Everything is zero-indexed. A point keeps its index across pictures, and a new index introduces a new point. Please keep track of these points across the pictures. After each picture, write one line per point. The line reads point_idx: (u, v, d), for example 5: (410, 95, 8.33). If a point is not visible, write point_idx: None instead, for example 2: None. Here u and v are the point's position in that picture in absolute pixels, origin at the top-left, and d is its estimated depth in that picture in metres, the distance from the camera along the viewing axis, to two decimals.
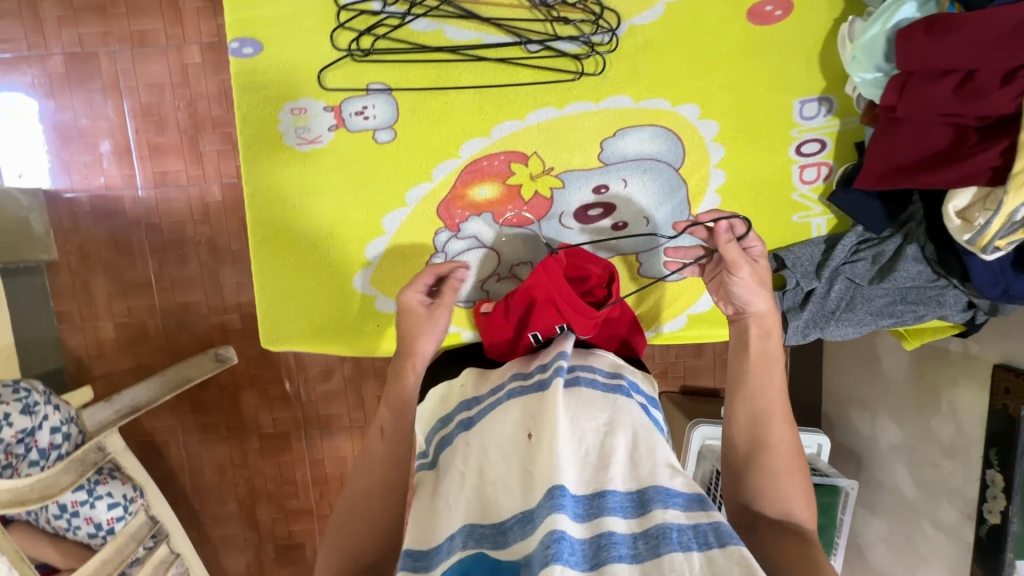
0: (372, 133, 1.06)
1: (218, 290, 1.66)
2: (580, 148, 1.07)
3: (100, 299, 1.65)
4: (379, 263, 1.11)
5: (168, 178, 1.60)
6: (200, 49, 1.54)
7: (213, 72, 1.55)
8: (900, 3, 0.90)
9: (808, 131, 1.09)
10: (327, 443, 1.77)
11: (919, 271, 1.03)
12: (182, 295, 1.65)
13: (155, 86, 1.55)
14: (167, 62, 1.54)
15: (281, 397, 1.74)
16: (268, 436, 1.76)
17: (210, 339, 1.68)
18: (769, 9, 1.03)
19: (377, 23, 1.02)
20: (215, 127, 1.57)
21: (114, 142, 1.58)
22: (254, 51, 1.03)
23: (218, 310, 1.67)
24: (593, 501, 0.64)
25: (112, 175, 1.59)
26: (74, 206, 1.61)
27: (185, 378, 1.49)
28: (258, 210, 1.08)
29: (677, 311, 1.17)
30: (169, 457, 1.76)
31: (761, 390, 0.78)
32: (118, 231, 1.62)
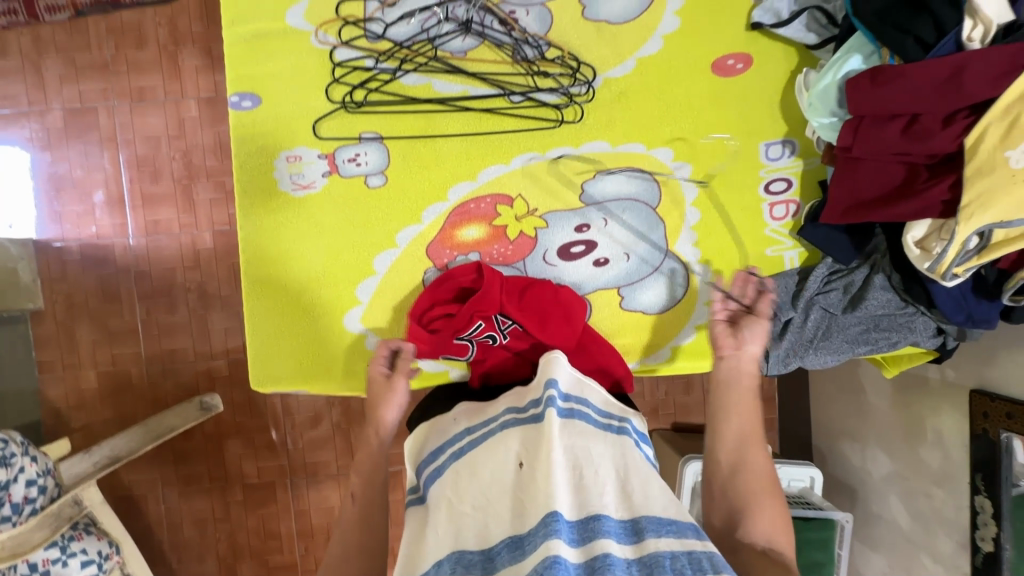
0: (364, 178, 1.11)
1: (206, 337, 1.66)
2: (561, 190, 1.13)
3: (84, 348, 1.64)
4: (368, 303, 1.13)
5: (160, 226, 1.63)
6: (197, 103, 1.61)
7: (209, 125, 1.62)
8: (847, 56, 1.00)
9: (774, 171, 1.16)
10: (313, 493, 1.72)
11: (888, 299, 1.09)
12: (169, 342, 1.65)
13: (152, 138, 1.61)
14: (164, 116, 1.61)
15: (267, 445, 1.71)
16: (251, 486, 1.71)
17: (195, 386, 1.67)
18: (731, 63, 1.13)
19: (369, 78, 1.09)
20: (209, 176, 1.63)
21: (108, 192, 1.62)
22: (252, 105, 1.09)
23: (205, 356, 1.66)
24: (585, 528, 0.63)
25: (104, 225, 1.62)
26: (63, 254, 1.62)
27: (168, 428, 1.46)
28: (252, 255, 1.11)
29: (659, 343, 1.19)
30: (148, 512, 1.70)
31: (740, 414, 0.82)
32: (107, 279, 1.63)
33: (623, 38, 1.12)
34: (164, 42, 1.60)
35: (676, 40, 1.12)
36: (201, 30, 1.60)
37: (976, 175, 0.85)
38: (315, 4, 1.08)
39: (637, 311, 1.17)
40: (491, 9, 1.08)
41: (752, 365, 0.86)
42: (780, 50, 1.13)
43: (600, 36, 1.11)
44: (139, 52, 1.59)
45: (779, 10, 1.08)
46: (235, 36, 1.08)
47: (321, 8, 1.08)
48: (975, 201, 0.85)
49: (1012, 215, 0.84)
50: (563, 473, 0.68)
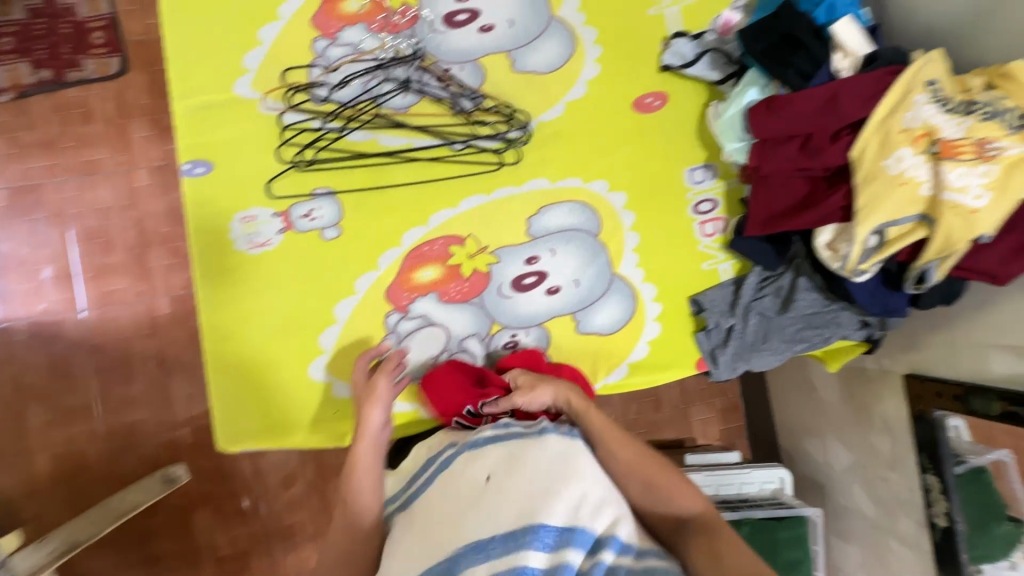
0: (318, 232, 1.15)
1: (168, 405, 1.63)
2: (509, 227, 1.21)
3: (35, 432, 1.57)
4: (333, 351, 1.15)
5: (114, 296, 1.62)
6: (149, 172, 1.65)
7: (161, 193, 1.65)
8: (745, 89, 1.14)
9: (700, 193, 1.27)
10: (291, 557, 1.68)
11: (814, 299, 1.18)
12: (129, 415, 1.61)
13: (102, 210, 1.62)
14: (115, 188, 1.63)
15: (238, 513, 1.66)
16: (224, 559, 1.65)
17: (158, 458, 1.62)
18: (650, 101, 1.26)
19: (317, 137, 1.15)
20: (163, 243, 1.65)
21: (58, 267, 1.60)
22: (205, 170, 1.13)
23: (168, 426, 1.63)
24: (520, 535, 0.74)
25: (53, 300, 1.59)
26: (9, 334, 1.58)
27: (131, 505, 1.42)
28: (211, 315, 1.12)
29: (617, 361, 1.25)
30: None
31: (592, 425, 0.90)
32: (59, 355, 1.59)
33: (551, 86, 1.23)
34: (112, 117, 1.63)
35: (598, 85, 1.25)
36: (149, 104, 1.66)
37: (864, 182, 0.98)
38: (261, 73, 1.15)
39: (592, 332, 1.23)
40: (428, 68, 1.18)
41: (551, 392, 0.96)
42: (690, 87, 1.26)
43: (530, 85, 1.23)
44: (86, 126, 1.62)
45: (683, 52, 1.23)
46: (186, 107, 1.13)
47: (268, 77, 1.15)
48: (868, 204, 0.97)
49: (901, 214, 0.96)
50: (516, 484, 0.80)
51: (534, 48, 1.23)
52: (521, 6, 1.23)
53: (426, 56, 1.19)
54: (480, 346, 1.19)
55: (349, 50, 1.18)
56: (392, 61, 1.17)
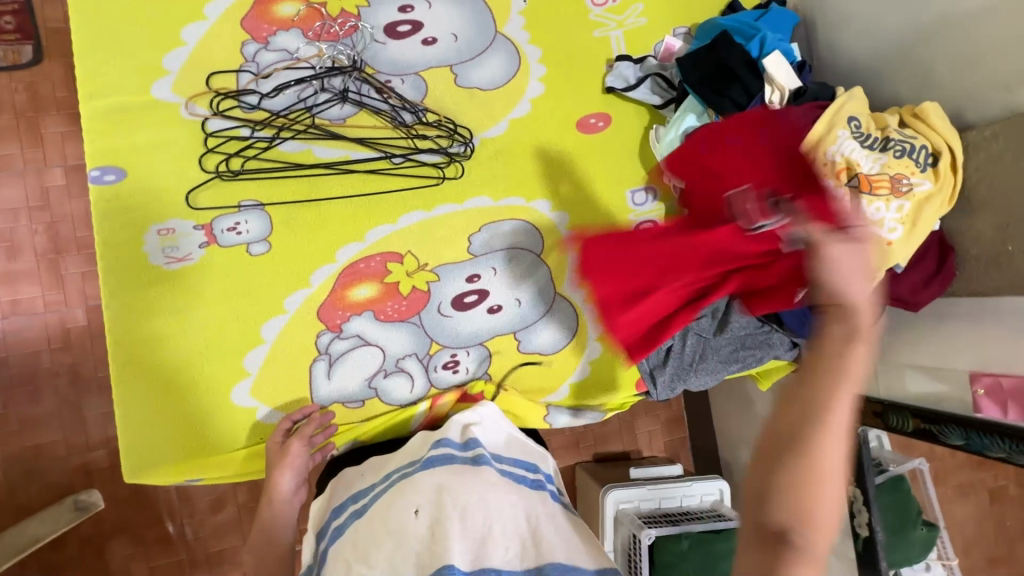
0: (245, 246, 1.08)
1: (78, 425, 1.60)
2: (449, 244, 1.18)
3: None
4: (258, 374, 1.07)
5: (19, 306, 1.57)
6: (64, 171, 1.62)
7: (76, 194, 1.63)
8: (684, 115, 1.16)
9: (642, 214, 1.27)
10: None
11: (749, 320, 1.21)
12: (33, 438, 1.56)
13: (9, 212, 1.57)
14: (23, 187, 1.58)
15: (159, 540, 1.60)
16: None
17: (67, 484, 1.58)
18: (593, 122, 1.26)
19: (246, 147, 1.09)
20: (79, 248, 1.62)
21: None
22: (116, 178, 1.04)
23: (79, 449, 1.59)
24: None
25: None
26: None
27: (35, 536, 1.44)
28: (119, 335, 1.02)
29: (558, 384, 1.23)
30: None
31: (817, 388, 0.67)
32: None
33: (495, 102, 1.22)
34: (22, 110, 1.59)
35: (542, 103, 1.24)
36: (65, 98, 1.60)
37: None
38: (183, 76, 1.07)
39: (533, 353, 1.21)
40: (367, 79, 1.14)
41: (863, 292, 0.71)
42: (633, 110, 1.28)
43: (473, 100, 1.20)
44: None
45: (626, 75, 1.24)
46: (95, 110, 1.04)
47: (191, 80, 1.08)
48: None
49: None
50: (442, 523, 0.81)
51: (478, 63, 1.21)
52: (465, 20, 1.21)
53: (365, 66, 1.15)
54: (419, 366, 1.15)
55: (283, 56, 1.12)
56: (329, 70, 1.12)
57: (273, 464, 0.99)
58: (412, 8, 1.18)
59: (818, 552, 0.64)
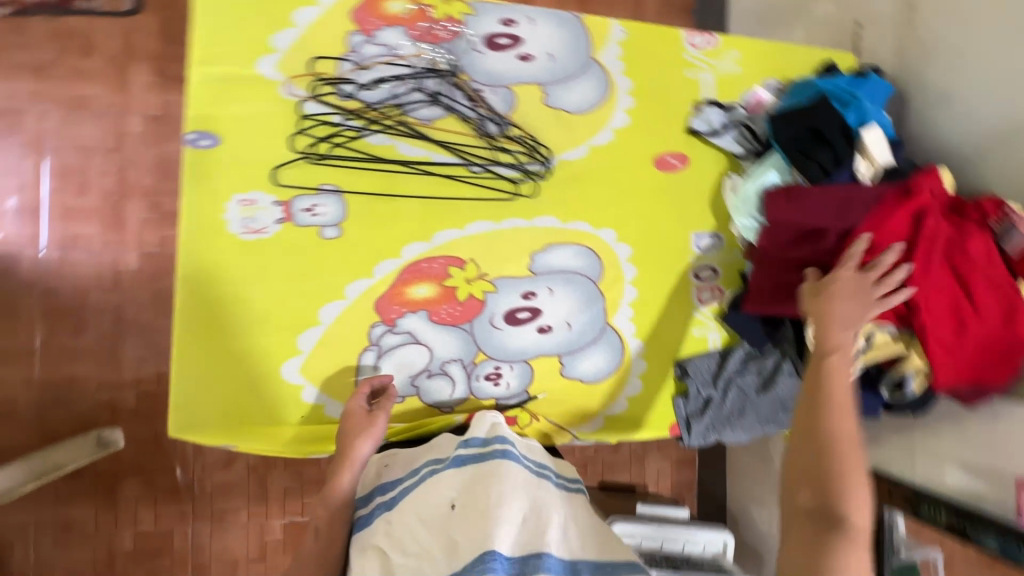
0: (318, 229, 1.11)
1: (114, 365, 1.74)
2: (511, 258, 1.19)
3: None
4: (310, 353, 1.11)
5: (79, 241, 1.71)
6: (142, 120, 1.74)
7: (151, 142, 1.74)
8: (766, 170, 1.15)
9: (703, 259, 1.28)
10: (217, 540, 1.83)
11: (793, 385, 1.21)
12: (69, 367, 1.71)
13: (86, 149, 1.71)
14: (102, 128, 1.71)
15: (168, 488, 1.81)
16: (145, 534, 1.79)
17: (95, 417, 1.73)
18: (671, 160, 1.26)
19: (335, 133, 1.11)
20: (142, 196, 1.74)
21: (25, 201, 1.69)
22: (211, 144, 1.07)
23: (110, 387, 1.74)
24: (481, 562, 0.80)
25: (16, 233, 1.69)
26: None
27: (56, 465, 1.50)
28: (189, 294, 1.06)
29: (594, 413, 1.25)
30: (11, 562, 1.71)
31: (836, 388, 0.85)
32: (9, 291, 1.69)
33: (578, 126, 1.22)
34: (114, 56, 1.71)
35: (624, 135, 1.25)
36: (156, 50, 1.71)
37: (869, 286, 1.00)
38: (288, 56, 1.10)
39: (575, 378, 1.22)
40: (460, 86, 1.16)
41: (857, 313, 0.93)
42: (713, 154, 1.28)
43: (559, 121, 1.21)
44: (86, 61, 1.70)
45: (712, 121, 1.25)
46: (202, 76, 1.07)
47: (294, 61, 1.11)
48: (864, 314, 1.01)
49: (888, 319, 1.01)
50: (477, 513, 0.88)
51: (569, 86, 1.22)
52: (563, 42, 1.22)
53: (460, 73, 1.17)
54: (462, 372, 1.17)
55: (384, 51, 1.14)
56: (426, 71, 1.14)
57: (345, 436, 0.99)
58: (515, 23, 1.20)
59: (859, 540, 0.74)
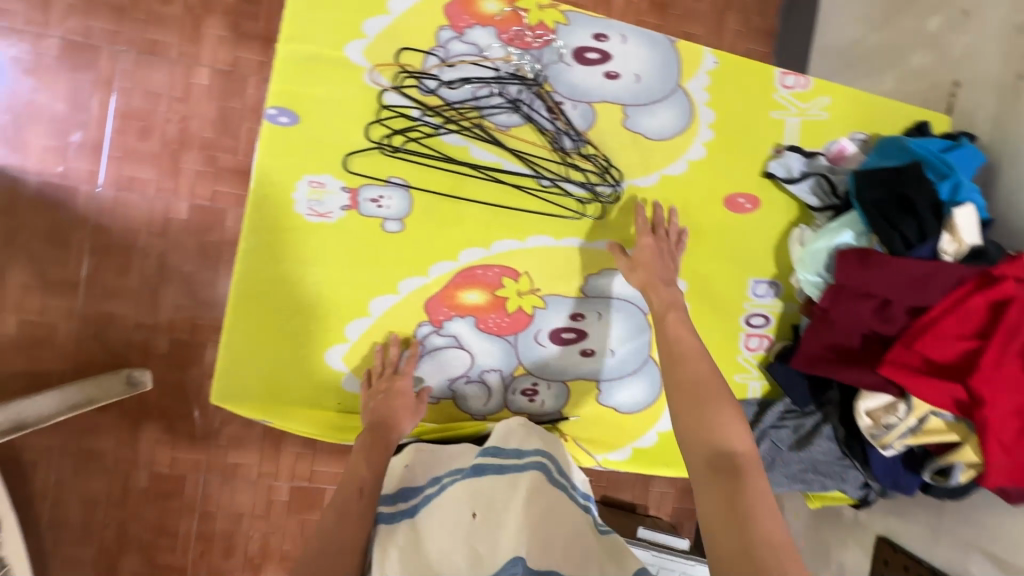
0: (382, 221, 1.11)
1: (152, 309, 1.76)
2: (565, 277, 1.18)
3: (12, 291, 1.68)
4: (355, 342, 1.12)
5: (135, 184, 1.73)
6: (210, 72, 1.74)
7: (215, 96, 1.75)
8: (842, 229, 1.12)
9: (757, 306, 1.26)
10: (225, 496, 1.86)
11: (829, 448, 1.18)
12: (109, 304, 1.73)
13: (152, 94, 1.72)
14: (171, 76, 1.72)
15: (188, 434, 1.83)
16: (159, 476, 1.82)
17: (127, 355, 1.75)
18: (741, 202, 1.24)
19: (411, 127, 1.10)
20: (200, 148, 1.76)
21: (88, 136, 1.70)
22: (289, 122, 1.07)
23: (145, 327, 1.76)
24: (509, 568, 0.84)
25: (75, 167, 1.70)
26: (20, 185, 1.68)
27: (88, 399, 1.56)
28: (247, 267, 1.07)
29: (622, 443, 1.23)
30: (34, 480, 1.75)
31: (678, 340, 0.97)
32: (61, 221, 1.70)
33: (654, 154, 1.20)
34: (192, 6, 1.72)
35: (699, 168, 1.22)
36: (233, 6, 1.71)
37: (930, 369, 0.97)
38: (377, 42, 1.09)
39: (610, 407, 1.22)
40: (542, 96, 1.14)
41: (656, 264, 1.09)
42: (785, 201, 1.24)
43: (635, 146, 1.19)
44: (164, 7, 1.71)
45: (792, 167, 1.20)
46: (289, 53, 1.06)
47: (382, 49, 1.09)
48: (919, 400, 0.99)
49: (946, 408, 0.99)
50: (499, 524, 0.91)
51: (651, 110, 1.19)
52: (652, 64, 1.19)
53: (544, 83, 1.14)
54: (499, 383, 1.18)
55: (472, 50, 1.12)
56: (511, 77, 1.12)
57: (388, 429, 1.05)
58: (607, 38, 1.16)
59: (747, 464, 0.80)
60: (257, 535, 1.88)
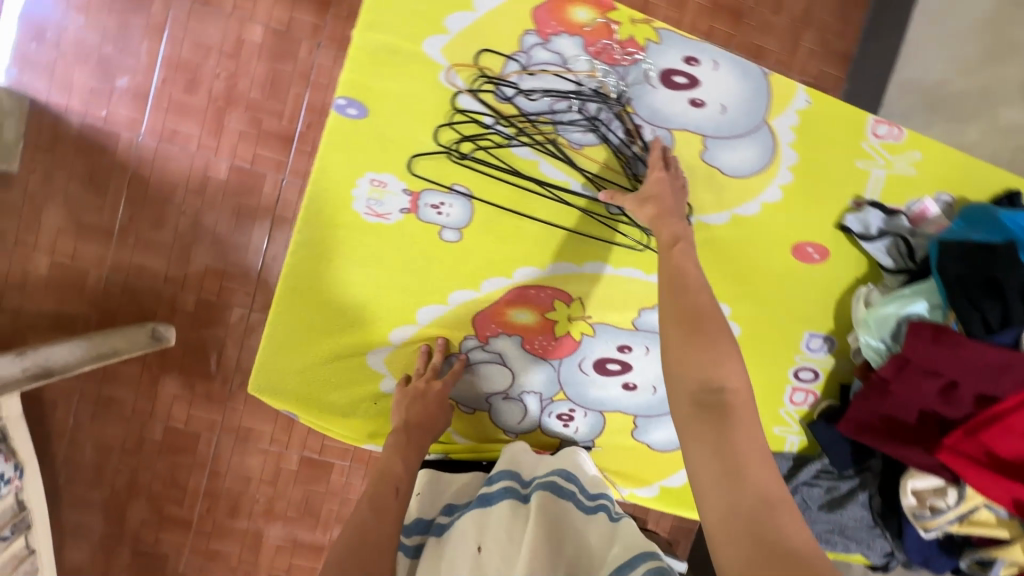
0: (439, 229, 1.08)
1: (183, 265, 1.70)
2: (619, 307, 1.14)
3: (45, 231, 1.62)
4: (399, 346, 1.13)
5: (177, 137, 1.64)
6: (264, 31, 1.63)
7: (266, 57, 1.64)
8: (916, 297, 1.06)
9: (808, 360, 1.22)
10: (236, 460, 1.82)
11: (862, 515, 1.16)
12: (140, 257, 1.67)
13: (203, 47, 1.62)
14: (224, 29, 1.62)
15: (205, 396, 1.78)
16: (173, 430, 1.78)
17: (153, 310, 1.70)
18: (809, 251, 1.18)
19: (482, 135, 1.05)
20: (246, 108, 1.65)
21: (135, 83, 1.61)
22: (357, 114, 1.02)
23: (173, 283, 1.70)
24: None
25: (118, 113, 1.62)
26: (62, 123, 1.60)
27: (113, 349, 1.50)
28: (296, 261, 1.05)
29: (650, 480, 1.23)
30: (53, 420, 1.74)
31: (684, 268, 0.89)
32: (99, 166, 1.63)
33: (727, 192, 1.14)
34: None
35: (773, 212, 1.16)
36: None
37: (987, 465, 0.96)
38: (457, 40, 1.02)
39: (643, 443, 1.21)
40: (622, 117, 1.07)
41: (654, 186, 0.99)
42: (854, 255, 1.18)
43: (709, 181, 1.13)
44: None
45: (869, 224, 1.14)
46: (365, 41, 1.00)
47: (462, 48, 1.02)
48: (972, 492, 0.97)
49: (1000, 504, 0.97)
50: (504, 554, 0.91)
51: (733, 145, 1.12)
52: (741, 95, 1.11)
53: (627, 104, 1.07)
54: (537, 406, 1.17)
55: (555, 60, 1.04)
56: (593, 93, 1.05)
57: (424, 430, 1.05)
58: (697, 63, 1.09)
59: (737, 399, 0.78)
60: (262, 501, 1.84)
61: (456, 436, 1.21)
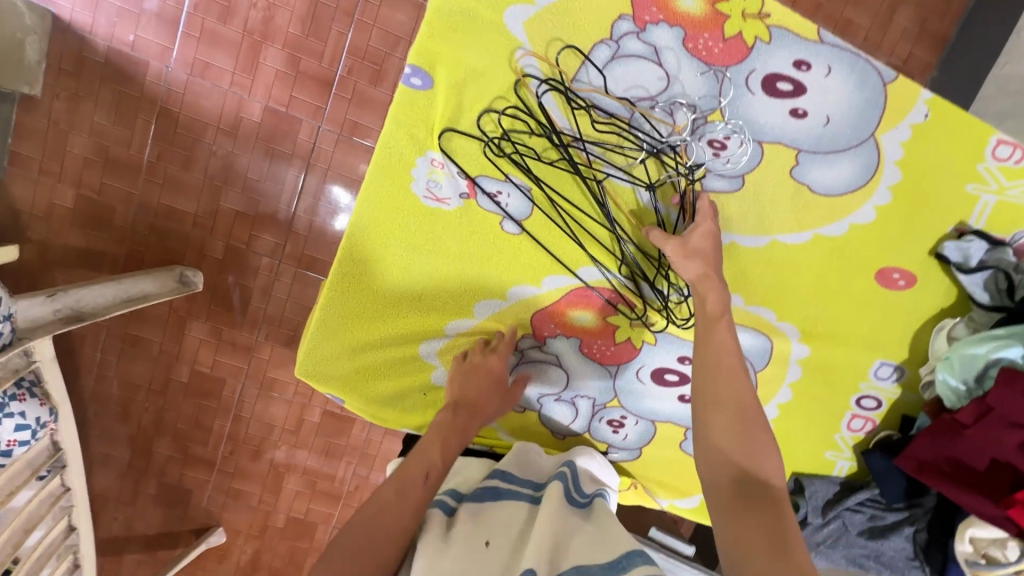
0: (500, 219, 1.01)
1: (212, 209, 1.55)
2: (682, 320, 1.06)
3: (70, 161, 1.48)
4: (453, 337, 1.11)
5: (208, 72, 1.45)
6: None
7: None
8: (1011, 341, 0.98)
9: (873, 388, 1.17)
10: (261, 409, 1.74)
11: (903, 547, 1.15)
12: (169, 198, 1.54)
13: None
14: None
15: (233, 344, 1.68)
16: (200, 374, 1.71)
17: (180, 255, 1.58)
18: (896, 277, 1.08)
19: (533, 129, 0.95)
20: (284, 44, 1.44)
21: (164, 6, 1.41)
22: (421, 85, 0.93)
23: (202, 228, 1.57)
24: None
25: (147, 40, 1.43)
26: (86, 46, 1.42)
27: (143, 294, 1.40)
28: (353, 241, 1.03)
29: (692, 492, 1.22)
30: (81, 354, 1.66)
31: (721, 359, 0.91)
32: (126, 96, 1.46)
33: (813, 210, 1.04)
34: None
35: (862, 234, 1.05)
36: None
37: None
38: (545, 16, 0.90)
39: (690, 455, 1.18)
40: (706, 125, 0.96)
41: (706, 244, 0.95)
42: (943, 285, 1.08)
43: (793, 197, 1.03)
44: None
45: (970, 255, 1.03)
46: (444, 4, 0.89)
47: (548, 26, 0.91)
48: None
49: None
50: (512, 550, 0.84)
51: (832, 161, 1.00)
52: (852, 106, 0.97)
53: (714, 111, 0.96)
54: (588, 409, 1.16)
55: (646, 51, 0.93)
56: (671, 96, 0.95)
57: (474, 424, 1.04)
58: (807, 67, 0.95)
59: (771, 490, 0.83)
60: (284, 448, 1.78)
61: (503, 433, 1.19)
